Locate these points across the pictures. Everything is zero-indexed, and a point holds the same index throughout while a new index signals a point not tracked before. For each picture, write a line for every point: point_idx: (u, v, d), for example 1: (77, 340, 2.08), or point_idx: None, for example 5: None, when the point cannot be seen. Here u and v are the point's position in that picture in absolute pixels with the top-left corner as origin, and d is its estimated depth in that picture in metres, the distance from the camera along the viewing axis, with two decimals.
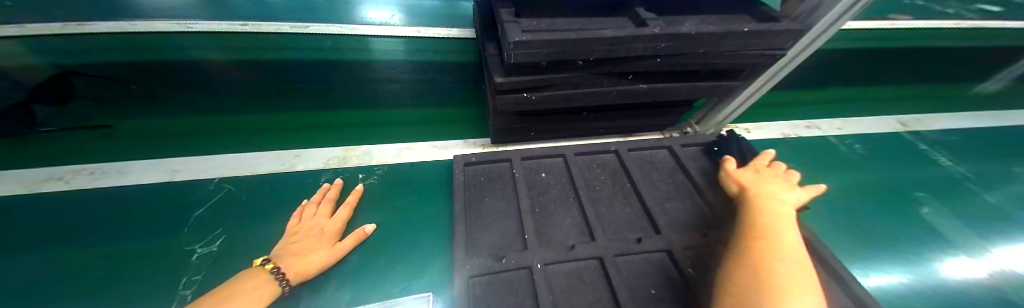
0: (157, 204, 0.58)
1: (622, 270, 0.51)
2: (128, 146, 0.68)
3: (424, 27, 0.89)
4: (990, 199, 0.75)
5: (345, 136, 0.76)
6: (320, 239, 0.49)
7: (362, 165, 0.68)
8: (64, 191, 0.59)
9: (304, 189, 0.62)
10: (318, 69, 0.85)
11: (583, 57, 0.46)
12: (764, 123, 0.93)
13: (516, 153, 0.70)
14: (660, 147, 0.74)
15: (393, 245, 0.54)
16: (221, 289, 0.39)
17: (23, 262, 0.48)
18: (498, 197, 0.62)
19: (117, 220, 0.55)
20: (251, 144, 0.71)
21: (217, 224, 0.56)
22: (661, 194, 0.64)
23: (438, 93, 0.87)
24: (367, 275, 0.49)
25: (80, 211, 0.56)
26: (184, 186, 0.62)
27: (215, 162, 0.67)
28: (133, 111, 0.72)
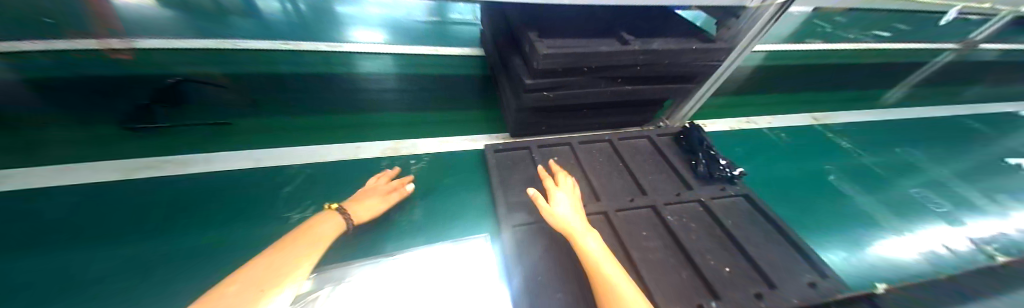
0: (248, 184, 0.71)
1: (622, 221, 0.70)
2: (230, 141, 0.81)
3: (441, 48, 1.37)
4: (892, 183, 1.00)
5: (392, 132, 0.93)
6: (377, 195, 0.63)
7: (409, 153, 0.84)
8: (160, 177, 0.70)
9: (368, 170, 0.77)
10: (362, 80, 1.12)
11: (586, 64, 0.66)
12: (715, 119, 1.18)
13: (533, 142, 0.88)
14: (643, 136, 0.95)
15: (447, 209, 0.72)
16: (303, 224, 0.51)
17: (156, 228, 0.60)
18: (523, 174, 0.80)
19: (217, 197, 0.67)
20: (314, 138, 0.86)
21: (304, 197, 0.69)
22: (646, 170, 0.85)
23: (461, 102, 1.11)
24: (437, 226, 0.67)
25: (178, 191, 0.67)
26: (266, 170, 0.74)
27: (285, 152, 0.80)
28: (221, 113, 0.88)
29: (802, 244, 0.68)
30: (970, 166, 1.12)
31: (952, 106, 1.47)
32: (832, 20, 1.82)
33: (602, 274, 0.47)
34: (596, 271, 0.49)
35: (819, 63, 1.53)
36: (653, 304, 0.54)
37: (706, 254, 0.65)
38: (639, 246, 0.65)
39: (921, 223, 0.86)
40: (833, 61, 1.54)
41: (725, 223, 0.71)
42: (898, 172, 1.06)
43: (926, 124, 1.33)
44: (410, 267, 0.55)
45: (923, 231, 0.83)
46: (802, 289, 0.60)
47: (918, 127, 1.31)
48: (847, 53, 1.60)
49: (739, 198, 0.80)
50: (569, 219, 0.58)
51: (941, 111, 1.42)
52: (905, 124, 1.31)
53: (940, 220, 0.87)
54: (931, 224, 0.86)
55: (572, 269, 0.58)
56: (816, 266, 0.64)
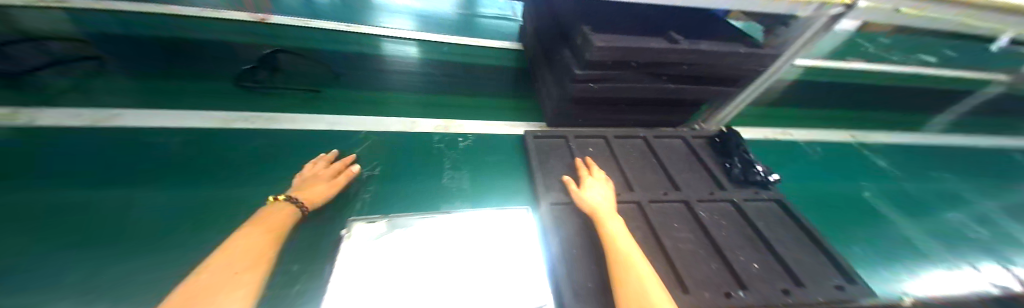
0: (328, 143, 0.84)
1: (654, 211, 0.74)
2: (310, 107, 0.95)
3: (484, 40, 1.45)
4: (940, 212, 0.97)
5: (443, 111, 1.06)
6: (320, 180, 0.66)
7: (456, 132, 1.00)
8: (250, 128, 0.82)
9: (422, 142, 0.94)
10: (417, 63, 1.23)
11: (635, 60, 0.71)
12: (751, 128, 1.20)
13: (570, 132, 0.93)
14: (677, 137, 0.99)
15: (489, 180, 0.84)
16: (259, 217, 0.54)
17: (262, 170, 0.73)
18: (559, 160, 0.86)
19: (303, 150, 0.80)
20: (379, 112, 1.00)
21: (375, 159, 0.83)
22: (679, 168, 0.88)
23: (504, 88, 1.20)
24: (482, 192, 0.81)
25: (271, 142, 0.80)
26: (342, 134, 0.88)
27: (357, 121, 0.95)
28: (304, 82, 1.03)
29: (834, 251, 0.70)
30: (1013, 198, 1.09)
31: (1002, 138, 1.41)
32: (875, 42, 1.79)
33: (620, 248, 0.55)
34: (612, 244, 0.56)
35: (862, 81, 1.51)
36: (682, 287, 0.58)
37: (736, 250, 0.68)
38: (670, 235, 0.69)
39: (964, 250, 0.84)
40: (874, 82, 1.52)
41: (756, 224, 0.74)
42: (941, 198, 1.04)
43: (972, 154, 1.29)
44: (463, 225, 0.62)
45: (966, 259, 0.81)
46: (831, 291, 0.62)
47: (962, 155, 1.27)
48: (888, 75, 1.57)
49: (773, 203, 0.82)
50: (601, 205, 0.65)
51: (986, 141, 1.38)
52: (945, 150, 1.29)
53: (986, 252, 0.85)
54: (974, 253, 0.84)
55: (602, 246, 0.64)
56: (845, 272, 0.66)
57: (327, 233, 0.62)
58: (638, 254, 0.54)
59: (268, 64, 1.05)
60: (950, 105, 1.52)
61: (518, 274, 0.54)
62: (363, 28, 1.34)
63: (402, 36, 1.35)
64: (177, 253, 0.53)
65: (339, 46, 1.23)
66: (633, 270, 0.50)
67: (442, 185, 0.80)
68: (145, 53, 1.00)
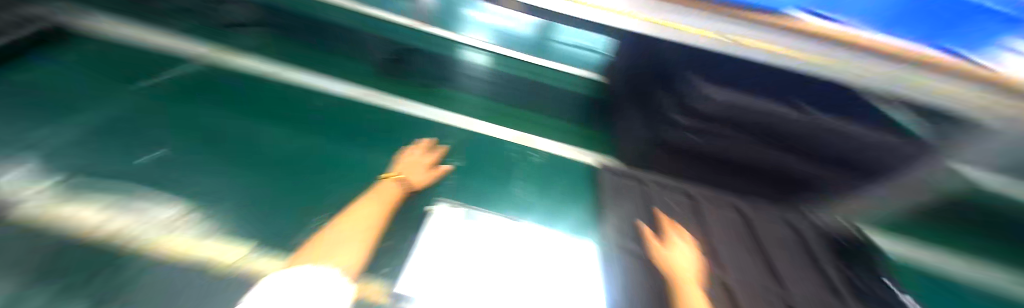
0: (424, 131, 1.03)
1: (745, 297, 0.62)
2: (414, 97, 1.16)
3: (576, 66, 1.28)
4: None
5: (521, 126, 1.14)
6: (420, 167, 0.85)
7: (530, 147, 1.05)
8: (376, 105, 1.08)
9: (498, 146, 1.04)
10: (502, 76, 1.24)
11: (748, 119, 0.73)
12: (914, 250, 0.87)
13: (652, 178, 0.91)
14: (784, 222, 0.85)
15: (556, 201, 0.89)
16: (378, 189, 0.74)
17: (382, 141, 0.97)
18: (634, 202, 0.82)
19: (407, 131, 1.02)
20: (466, 113, 1.14)
21: (456, 151, 0.99)
22: (783, 258, 0.73)
23: (582, 117, 1.20)
24: (539, 209, 0.86)
25: (390, 118, 1.05)
26: (437, 124, 1.07)
27: (448, 117, 1.11)
28: (415, 79, 1.22)
29: None
30: None
31: None
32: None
33: None
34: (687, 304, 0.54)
35: None
36: None
37: None
38: None
39: None
40: None
41: None
42: None
43: None
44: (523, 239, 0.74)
45: None
46: None
47: None
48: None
49: None
50: (684, 266, 0.62)
51: None
52: None
53: None
54: None
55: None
56: None
57: (416, 207, 0.77)
58: None
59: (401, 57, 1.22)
60: None
61: (533, 289, 0.66)
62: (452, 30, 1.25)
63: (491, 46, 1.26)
64: (320, 186, 0.78)
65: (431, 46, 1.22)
66: None
67: (513, 192, 0.90)
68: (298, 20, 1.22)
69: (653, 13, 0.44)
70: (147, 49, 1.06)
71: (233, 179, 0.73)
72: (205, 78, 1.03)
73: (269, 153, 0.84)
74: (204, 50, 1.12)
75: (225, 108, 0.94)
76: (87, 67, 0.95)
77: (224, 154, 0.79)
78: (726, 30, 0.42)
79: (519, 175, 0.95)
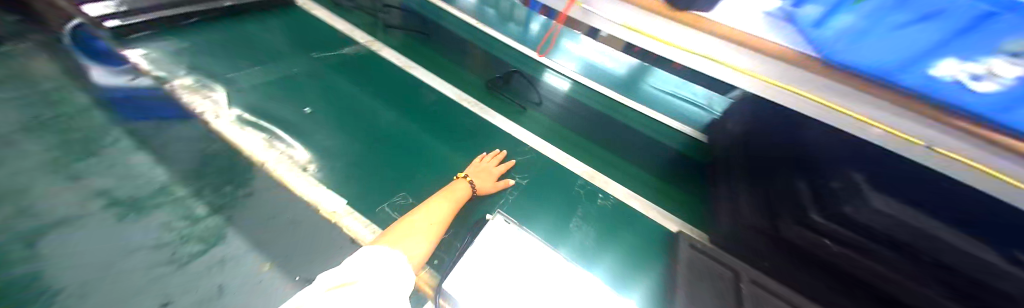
0: (502, 143, 1.10)
1: None
2: (500, 107, 1.23)
3: (665, 115, 1.23)
4: None
5: (595, 162, 1.09)
6: (489, 175, 0.90)
7: (600, 187, 1.01)
8: (466, 109, 1.21)
9: (566, 176, 1.02)
10: (588, 108, 1.24)
11: (931, 253, 0.51)
12: None
13: (744, 269, 0.73)
14: None
15: (607, 249, 0.86)
16: (450, 187, 0.81)
17: (467, 147, 1.08)
18: (717, 291, 0.69)
19: (487, 141, 1.11)
20: (542, 134, 1.15)
21: (525, 170, 1.01)
22: None
23: (665, 171, 1.09)
24: (596, 256, 0.84)
25: (478, 124, 1.16)
26: (513, 141, 1.11)
27: (526, 135, 1.14)
28: (508, 97, 1.26)
29: None
30: None
31: None
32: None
33: None
34: None
35: None
36: None
37: None
38: None
39: None
40: None
41: None
42: None
43: None
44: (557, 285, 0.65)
45: None
46: None
47: None
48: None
49: None
50: None
51: None
52: None
53: None
54: None
55: None
56: None
57: (477, 211, 0.84)
58: None
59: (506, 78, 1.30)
60: None
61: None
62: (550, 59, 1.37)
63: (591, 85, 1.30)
64: (414, 171, 0.99)
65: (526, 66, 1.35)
66: None
67: (570, 228, 0.88)
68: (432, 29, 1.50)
69: (776, 70, 0.43)
70: (339, 31, 1.48)
71: (366, 151, 1.02)
72: (363, 59, 1.36)
73: (388, 133, 1.09)
74: (362, 37, 1.47)
75: (368, 89, 1.24)
76: (303, 40, 1.40)
77: (365, 129, 1.09)
78: (861, 106, 0.41)
79: (580, 212, 0.92)
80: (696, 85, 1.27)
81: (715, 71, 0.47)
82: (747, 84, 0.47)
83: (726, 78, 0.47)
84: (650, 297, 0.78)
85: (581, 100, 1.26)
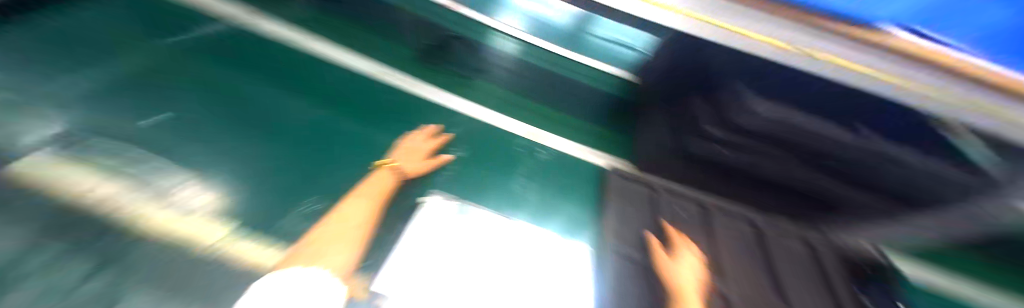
0: (433, 117, 1.02)
1: None
2: (432, 80, 1.14)
3: (612, 64, 1.13)
4: None
5: (535, 120, 1.11)
6: (416, 155, 0.75)
7: (541, 144, 1.02)
8: (388, 85, 1.09)
9: (507, 138, 1.00)
10: (530, 66, 1.13)
11: (801, 145, 0.61)
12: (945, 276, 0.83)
13: (661, 185, 0.87)
14: (805, 242, 0.78)
15: (557, 200, 0.87)
16: (370, 179, 0.63)
17: (393, 127, 0.97)
18: (640, 211, 0.81)
19: (415, 118, 1.01)
20: (479, 102, 1.12)
21: (462, 142, 0.94)
22: (801, 278, 0.68)
23: (601, 115, 1.17)
24: (544, 213, 0.82)
25: (405, 101, 1.06)
26: (446, 112, 1.04)
27: (463, 104, 1.08)
28: (452, 67, 1.17)
29: None
30: None
31: None
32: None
33: None
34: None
35: None
36: None
37: None
38: None
39: None
40: None
41: None
42: None
43: None
44: None
45: None
46: None
47: None
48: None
49: None
50: (689, 285, 0.58)
51: None
52: None
53: None
54: None
55: None
56: None
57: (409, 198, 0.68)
58: None
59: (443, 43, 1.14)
60: None
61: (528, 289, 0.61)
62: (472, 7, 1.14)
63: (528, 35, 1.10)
64: (332, 163, 0.80)
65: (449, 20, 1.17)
66: None
67: (514, 188, 0.84)
68: None
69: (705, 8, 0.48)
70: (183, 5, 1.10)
71: (241, 149, 0.75)
72: (235, 41, 1.08)
73: (288, 124, 0.88)
74: (233, 12, 1.14)
75: (252, 77, 0.99)
76: (137, 23, 1.01)
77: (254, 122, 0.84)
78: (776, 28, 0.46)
79: (522, 171, 0.91)
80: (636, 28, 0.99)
81: (655, 17, 0.53)
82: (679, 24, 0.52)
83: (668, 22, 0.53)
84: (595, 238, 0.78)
85: (522, 57, 1.12)
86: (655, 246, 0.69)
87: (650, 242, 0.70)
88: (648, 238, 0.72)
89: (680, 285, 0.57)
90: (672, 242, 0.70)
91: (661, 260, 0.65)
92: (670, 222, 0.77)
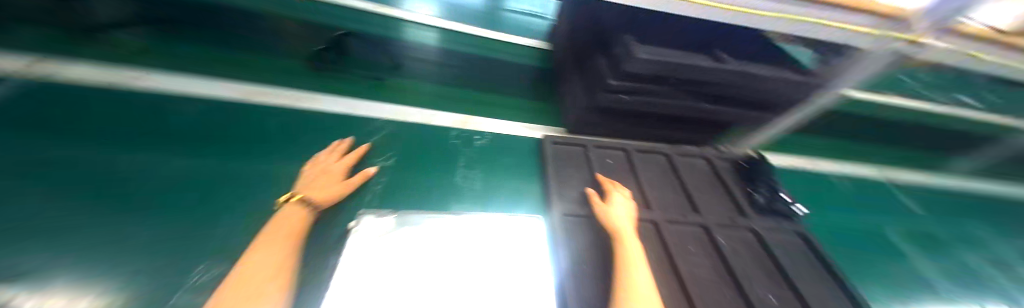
0: (345, 127, 0.89)
1: (671, 233, 0.72)
2: (337, 88, 1.03)
3: (514, 36, 1.45)
4: (965, 259, 0.93)
5: (464, 107, 1.09)
6: (331, 178, 0.67)
7: (474, 129, 1.01)
8: (278, 106, 0.89)
9: (436, 132, 0.96)
10: (447, 54, 1.27)
11: (684, 77, 0.71)
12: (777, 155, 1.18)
13: (589, 141, 0.94)
14: (702, 158, 0.96)
15: (503, 184, 0.86)
16: (276, 218, 0.54)
17: (294, 150, 0.79)
18: (577, 170, 0.87)
19: (319, 133, 0.85)
20: (400, 101, 1.04)
21: (388, 149, 0.86)
22: (702, 190, 0.86)
23: (525, 89, 1.23)
24: (492, 197, 0.81)
25: (307, 116, 0.89)
26: (360, 120, 0.93)
27: (381, 107, 1.00)
28: (363, 71, 1.12)
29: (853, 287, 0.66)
30: None
31: None
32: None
33: (629, 269, 0.53)
34: (619, 243, 0.60)
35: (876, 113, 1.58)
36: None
37: (725, 290, 0.62)
38: (688, 268, 0.65)
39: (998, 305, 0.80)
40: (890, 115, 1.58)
41: (775, 254, 0.71)
42: (975, 244, 1.01)
43: (1010, 209, 1.24)
44: None
45: None
46: None
47: (996, 206, 1.24)
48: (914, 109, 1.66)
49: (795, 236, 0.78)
50: (622, 222, 0.65)
51: None
52: (980, 197, 1.26)
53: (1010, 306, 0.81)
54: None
55: (602, 269, 0.63)
56: None
57: (334, 227, 0.62)
58: (639, 289, 0.49)
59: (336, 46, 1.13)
60: (982, 162, 1.51)
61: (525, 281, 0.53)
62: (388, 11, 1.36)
63: (432, 23, 1.36)
64: (227, 219, 0.60)
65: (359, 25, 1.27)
66: (631, 282, 0.51)
67: (455, 183, 0.82)
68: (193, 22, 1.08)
69: None
70: None
71: (65, 239, 0.50)
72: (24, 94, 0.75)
73: (141, 187, 0.62)
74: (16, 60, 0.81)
75: (53, 140, 0.67)
76: None
77: (74, 199, 0.57)
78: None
79: (462, 162, 0.88)
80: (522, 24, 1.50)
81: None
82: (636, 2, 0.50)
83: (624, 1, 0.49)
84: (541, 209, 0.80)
85: (443, 44, 1.30)
86: (596, 198, 0.74)
87: (591, 196, 0.75)
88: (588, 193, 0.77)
89: (617, 226, 0.63)
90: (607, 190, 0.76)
91: (600, 207, 0.70)
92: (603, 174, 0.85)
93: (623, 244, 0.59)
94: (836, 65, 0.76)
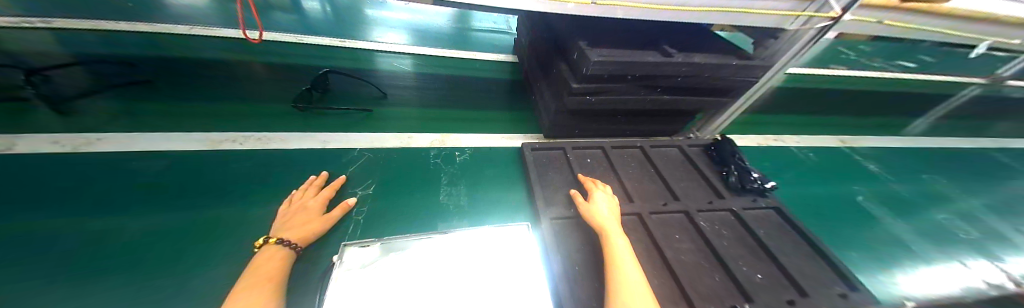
0: (321, 161, 0.89)
1: (655, 223, 0.74)
2: (309, 123, 1.01)
3: (480, 53, 1.57)
4: (926, 211, 1.01)
5: (441, 126, 1.10)
6: (311, 213, 0.66)
7: (454, 146, 1.02)
8: (252, 149, 0.88)
9: (415, 154, 0.97)
10: (418, 76, 1.31)
11: (642, 72, 0.75)
12: (744, 135, 1.26)
13: (567, 144, 0.97)
14: (674, 146, 1.02)
15: (487, 196, 0.86)
16: (253, 263, 0.53)
17: (271, 190, 0.78)
18: (558, 173, 0.89)
19: (296, 170, 0.85)
20: (376, 129, 1.04)
21: (368, 177, 0.86)
22: (678, 178, 0.89)
23: (499, 101, 1.27)
24: (479, 210, 0.81)
25: (282, 155, 0.88)
26: (337, 152, 0.93)
27: (358, 136, 1.00)
28: (337, 103, 1.12)
29: (829, 252, 0.70)
30: (994, 193, 1.15)
31: (980, 141, 1.52)
32: (849, 59, 2.05)
33: (620, 266, 0.54)
34: (606, 239, 0.61)
35: (822, 85, 1.73)
36: (663, 300, 0.58)
37: (713, 273, 0.64)
38: (676, 257, 0.66)
39: (962, 251, 0.86)
40: (834, 85, 1.74)
41: (753, 229, 0.74)
42: (931, 195, 1.09)
43: (955, 157, 1.36)
44: (443, 248, 0.58)
45: (964, 265, 0.82)
46: (834, 299, 0.60)
47: (943, 156, 1.35)
48: (856, 79, 1.82)
49: (770, 211, 0.81)
50: (607, 217, 0.66)
51: (968, 141, 1.50)
52: (930, 151, 1.37)
53: (974, 250, 0.87)
54: (968, 254, 0.85)
55: (596, 268, 0.64)
56: (846, 278, 0.64)
57: (319, 260, 0.64)
58: (630, 284, 0.50)
59: (318, 83, 1.08)
60: (927, 117, 1.65)
61: (519, 284, 0.52)
62: (359, 43, 1.47)
63: (397, 50, 1.46)
64: (203, 275, 0.58)
65: (327, 61, 1.31)
66: (624, 278, 0.51)
67: (439, 202, 0.81)
68: (155, 77, 1.06)
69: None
70: None
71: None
72: None
73: (103, 254, 0.59)
74: None
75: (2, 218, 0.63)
76: None
77: (29, 279, 0.53)
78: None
79: (444, 180, 0.89)
80: (486, 43, 1.67)
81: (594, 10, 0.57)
82: (611, 11, 0.58)
83: (602, 12, 0.58)
84: (528, 215, 0.82)
85: (413, 68, 1.35)
86: (580, 197, 0.76)
87: (575, 197, 0.76)
88: (572, 195, 0.78)
89: (602, 223, 0.64)
90: (590, 189, 0.77)
91: (585, 205, 0.72)
92: (585, 174, 0.87)
93: (610, 240, 0.60)
94: (772, 43, 0.83)
